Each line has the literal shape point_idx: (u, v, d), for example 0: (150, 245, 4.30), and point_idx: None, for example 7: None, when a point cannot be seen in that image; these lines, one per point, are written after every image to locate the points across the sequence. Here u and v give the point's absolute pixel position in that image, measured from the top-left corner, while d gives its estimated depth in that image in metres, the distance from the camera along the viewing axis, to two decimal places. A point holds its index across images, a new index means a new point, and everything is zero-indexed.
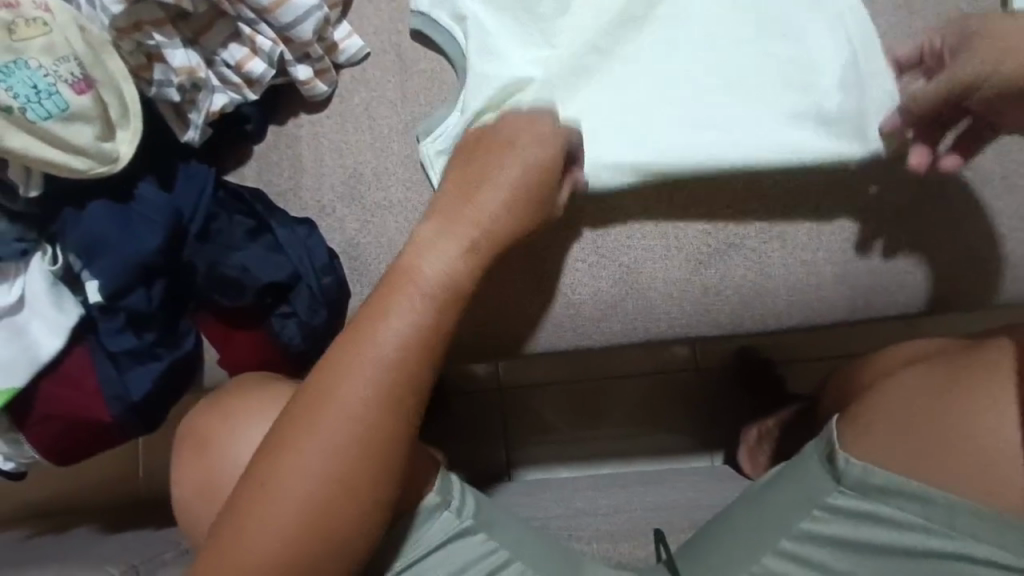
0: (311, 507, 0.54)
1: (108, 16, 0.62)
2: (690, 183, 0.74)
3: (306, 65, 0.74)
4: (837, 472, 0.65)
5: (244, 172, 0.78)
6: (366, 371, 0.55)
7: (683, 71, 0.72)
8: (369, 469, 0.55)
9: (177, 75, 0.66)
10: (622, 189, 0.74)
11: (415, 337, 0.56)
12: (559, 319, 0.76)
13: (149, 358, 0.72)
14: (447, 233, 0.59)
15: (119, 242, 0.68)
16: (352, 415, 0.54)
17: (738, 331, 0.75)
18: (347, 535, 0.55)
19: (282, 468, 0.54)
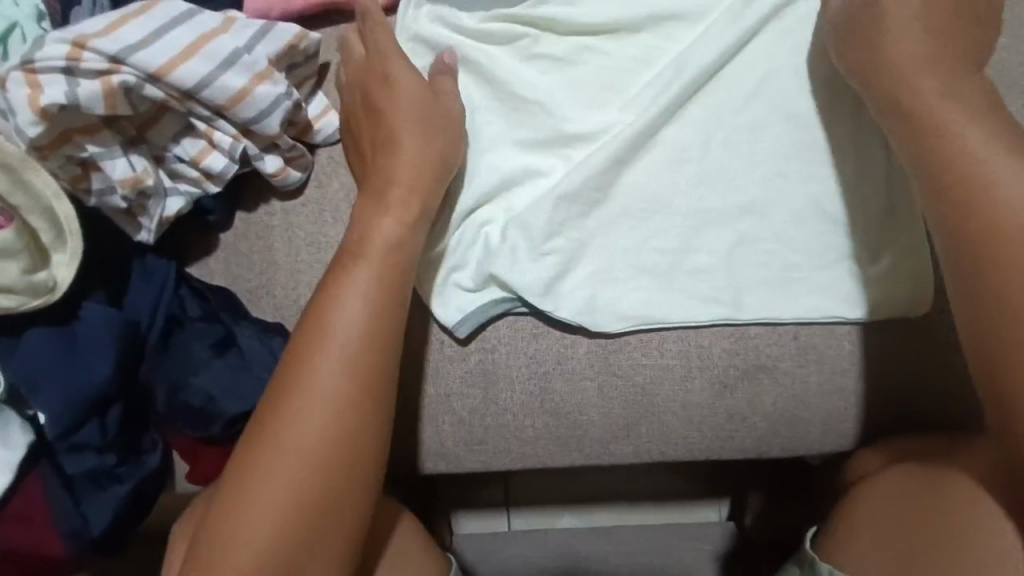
0: (292, 510, 0.50)
1: (25, 138, 0.53)
2: (711, 286, 0.65)
3: (276, 154, 0.63)
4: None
5: (211, 265, 0.68)
6: (333, 349, 0.53)
7: (704, 169, 0.65)
8: (354, 452, 0.52)
9: (120, 187, 0.57)
10: (627, 282, 0.66)
11: (375, 324, 0.55)
12: (565, 440, 0.68)
13: (110, 483, 0.65)
14: (387, 216, 0.58)
15: (67, 372, 0.60)
16: (324, 411, 0.52)
17: (766, 457, 0.67)
18: (341, 528, 0.52)
19: (257, 471, 0.51)
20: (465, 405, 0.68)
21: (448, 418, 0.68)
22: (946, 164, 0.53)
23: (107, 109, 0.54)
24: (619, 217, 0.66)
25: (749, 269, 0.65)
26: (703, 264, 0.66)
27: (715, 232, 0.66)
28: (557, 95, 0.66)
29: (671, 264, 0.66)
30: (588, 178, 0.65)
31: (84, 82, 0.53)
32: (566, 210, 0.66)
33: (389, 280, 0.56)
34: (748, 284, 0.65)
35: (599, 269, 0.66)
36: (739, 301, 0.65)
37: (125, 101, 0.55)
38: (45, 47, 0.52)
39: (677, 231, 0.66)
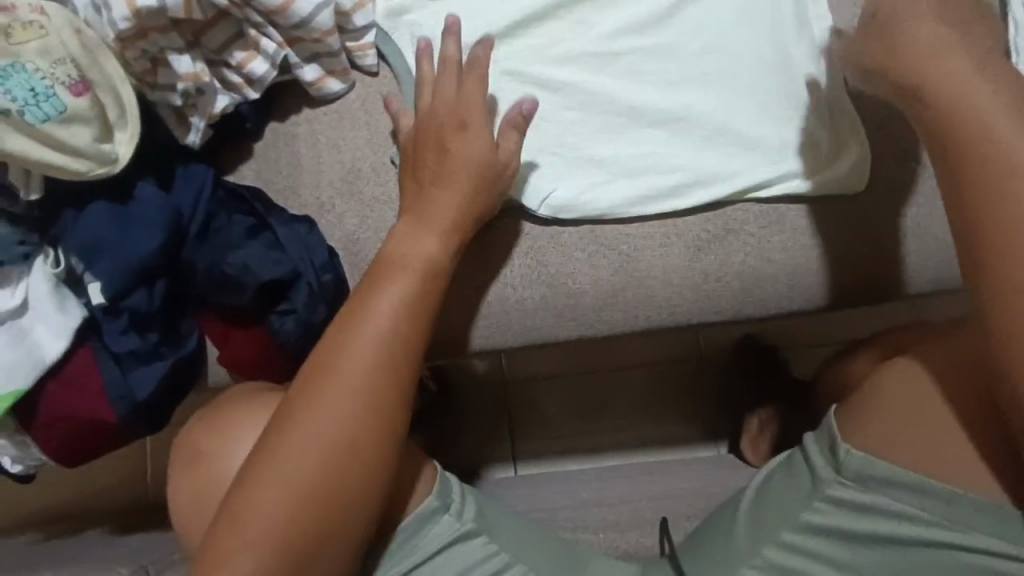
0: (313, 486, 0.59)
1: (114, 29, 0.61)
2: (672, 159, 0.76)
3: (316, 64, 0.74)
4: (836, 463, 0.65)
5: (243, 171, 0.79)
6: (362, 342, 0.61)
7: (664, 68, 0.78)
8: (361, 459, 0.60)
9: (182, 81, 0.67)
10: (596, 155, 0.77)
11: (395, 336, 0.62)
12: (560, 311, 0.76)
13: (154, 358, 0.73)
14: (423, 241, 0.66)
15: (121, 245, 0.68)
16: (348, 400, 0.60)
17: (740, 317, 0.75)
18: (348, 510, 0.60)
19: (282, 450, 0.59)
20: (471, 281, 0.76)
21: (453, 295, 0.76)
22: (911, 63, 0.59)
23: (185, 13, 0.63)
24: (591, 120, 0.77)
25: (703, 146, 0.76)
26: (662, 152, 0.76)
27: (676, 120, 0.77)
28: (536, 22, 0.78)
29: (635, 145, 0.77)
30: (553, 74, 0.78)
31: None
32: (539, 114, 0.77)
33: (415, 297, 0.64)
34: (701, 156, 0.75)
35: (576, 150, 0.77)
36: (697, 178, 0.74)
37: (198, 6, 0.64)
38: None
39: (639, 129, 0.77)
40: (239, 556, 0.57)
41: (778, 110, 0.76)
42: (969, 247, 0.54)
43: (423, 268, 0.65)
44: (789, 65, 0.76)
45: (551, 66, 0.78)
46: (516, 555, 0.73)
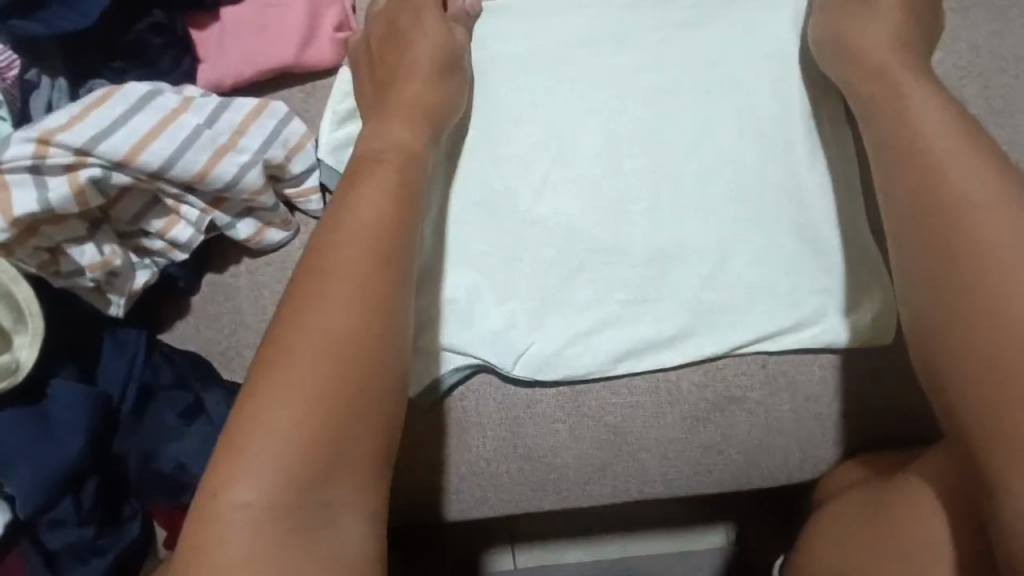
0: (304, 431, 0.44)
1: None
2: (669, 307, 0.66)
3: (249, 218, 0.64)
4: None
5: (181, 329, 0.69)
6: (344, 269, 0.50)
7: (658, 195, 0.67)
8: (350, 383, 0.46)
9: (90, 271, 0.58)
10: (584, 298, 0.66)
11: (381, 239, 0.52)
12: (542, 484, 0.67)
13: (91, 554, 0.65)
14: (397, 129, 0.58)
15: (37, 451, 0.60)
16: (336, 332, 0.47)
17: (747, 488, 0.66)
18: (350, 475, 0.46)
19: (258, 408, 0.44)
20: (439, 456, 0.67)
21: (419, 471, 0.66)
22: (883, 80, 0.58)
23: (80, 206, 0.54)
24: (566, 267, 0.66)
25: (707, 292, 0.66)
26: (647, 303, 0.66)
27: (677, 260, 0.66)
28: (500, 156, 0.67)
29: (625, 292, 0.66)
30: (532, 206, 0.67)
31: (52, 179, 0.53)
32: (506, 261, 0.66)
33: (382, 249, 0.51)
34: (704, 301, 0.65)
35: (559, 297, 0.66)
36: (693, 327, 0.65)
37: (95, 193, 0.55)
38: (11, 147, 0.52)
39: (621, 276, 0.66)
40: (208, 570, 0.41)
41: (783, 249, 0.65)
42: (927, 260, 0.50)
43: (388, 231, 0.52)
44: (791, 193, 0.66)
45: (517, 203, 0.67)
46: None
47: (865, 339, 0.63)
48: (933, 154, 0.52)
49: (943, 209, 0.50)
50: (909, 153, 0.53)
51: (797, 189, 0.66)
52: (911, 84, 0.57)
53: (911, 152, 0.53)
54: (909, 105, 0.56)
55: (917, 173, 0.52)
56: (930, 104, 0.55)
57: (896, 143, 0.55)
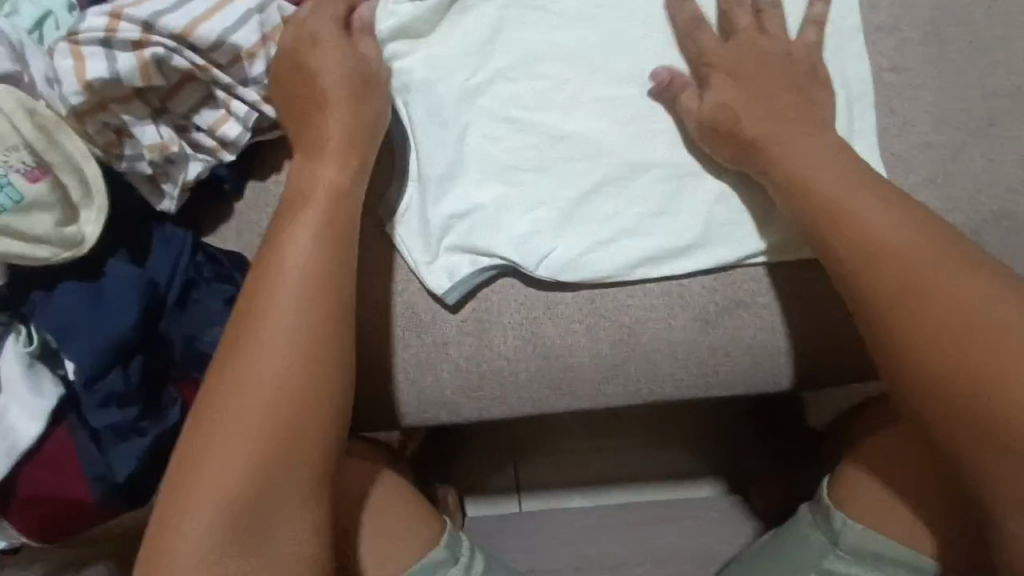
0: (256, 454, 0.54)
1: (66, 105, 0.59)
2: (689, 220, 0.69)
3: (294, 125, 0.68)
4: (834, 534, 0.68)
5: (224, 231, 0.74)
6: (290, 286, 0.58)
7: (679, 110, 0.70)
8: (300, 391, 0.56)
9: (149, 152, 0.63)
10: (608, 208, 0.70)
11: (323, 278, 0.59)
12: (558, 383, 0.71)
13: (135, 434, 0.69)
14: (337, 162, 0.62)
15: (92, 322, 0.65)
16: (282, 350, 0.57)
17: (750, 392, 0.70)
18: (301, 462, 0.56)
19: (218, 424, 0.55)
20: (462, 352, 0.71)
21: (445, 366, 0.72)
22: (762, 156, 0.63)
23: (144, 80, 0.60)
24: (591, 179, 0.70)
25: (725, 205, 0.69)
26: (667, 215, 0.69)
27: (698, 176, 0.70)
28: (531, 75, 0.71)
29: (647, 203, 0.70)
30: (560, 123, 0.71)
31: (121, 54, 0.59)
32: (534, 172, 0.71)
33: (320, 294, 0.58)
34: (720, 214, 0.69)
35: (584, 207, 0.70)
36: (709, 238, 0.68)
37: (157, 72, 0.60)
38: (88, 19, 0.59)
39: (645, 188, 0.70)
40: (182, 549, 0.52)
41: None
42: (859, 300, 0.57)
43: (316, 271, 0.59)
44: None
45: (547, 120, 0.71)
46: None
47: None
48: (833, 195, 0.59)
49: (844, 234, 0.57)
50: (814, 204, 0.59)
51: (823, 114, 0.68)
52: (795, 148, 0.62)
53: (824, 192, 0.59)
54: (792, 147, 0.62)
55: (806, 200, 0.60)
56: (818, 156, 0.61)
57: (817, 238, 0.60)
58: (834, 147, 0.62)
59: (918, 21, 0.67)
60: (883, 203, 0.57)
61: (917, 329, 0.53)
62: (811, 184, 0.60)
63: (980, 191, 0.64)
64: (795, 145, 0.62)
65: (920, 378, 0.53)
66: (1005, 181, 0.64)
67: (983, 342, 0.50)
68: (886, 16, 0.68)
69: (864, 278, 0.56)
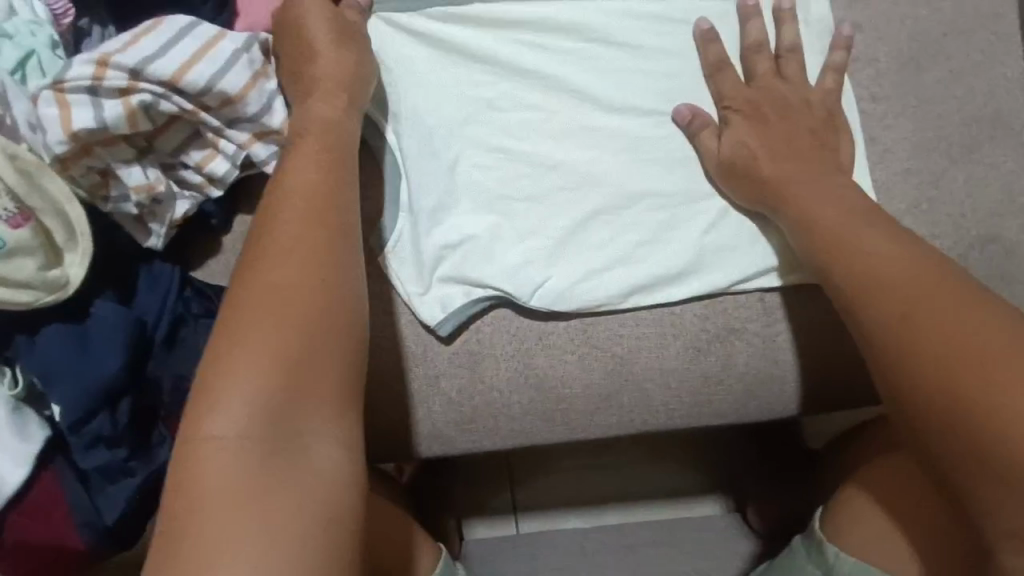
0: (276, 380, 0.49)
1: (50, 154, 0.58)
2: (681, 247, 0.69)
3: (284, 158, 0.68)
4: (827, 565, 0.67)
5: (212, 267, 0.73)
6: (287, 218, 0.57)
7: (666, 139, 0.70)
8: (310, 309, 0.52)
9: (135, 193, 0.62)
10: (599, 237, 0.70)
11: (320, 206, 0.58)
12: (551, 414, 0.71)
13: (123, 476, 0.68)
14: (331, 111, 0.63)
15: (77, 366, 0.64)
16: (286, 270, 0.54)
17: (744, 419, 0.70)
18: (324, 383, 0.51)
19: (227, 364, 0.49)
20: (454, 385, 0.71)
21: (437, 400, 0.71)
22: (761, 184, 0.65)
23: (131, 127, 0.59)
24: (582, 208, 0.70)
25: (717, 231, 0.69)
26: (659, 243, 0.69)
27: (689, 203, 0.69)
28: (520, 105, 0.71)
29: (638, 231, 0.70)
30: (548, 152, 0.71)
31: (107, 102, 0.58)
32: (525, 203, 0.70)
33: (322, 249, 0.56)
34: (712, 241, 0.69)
35: (575, 236, 0.70)
36: (700, 265, 0.68)
37: (144, 117, 0.59)
38: (72, 68, 0.57)
39: (638, 217, 0.70)
40: (210, 507, 0.44)
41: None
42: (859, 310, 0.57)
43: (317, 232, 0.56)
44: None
45: (538, 150, 0.71)
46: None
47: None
48: (825, 215, 0.61)
49: (847, 261, 0.58)
50: (812, 225, 0.61)
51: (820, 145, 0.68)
52: (786, 169, 0.64)
53: (822, 212, 0.61)
54: (785, 171, 0.64)
55: (811, 234, 0.61)
56: (808, 176, 0.63)
57: (815, 251, 0.61)
58: (843, 184, 0.62)
59: (897, 49, 0.68)
60: (881, 232, 0.58)
61: (915, 343, 0.52)
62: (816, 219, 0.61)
63: (964, 217, 0.65)
64: (804, 184, 0.63)
65: (929, 382, 0.51)
66: (988, 206, 0.65)
67: (971, 356, 0.49)
68: (867, 45, 0.68)
69: (873, 303, 0.55)
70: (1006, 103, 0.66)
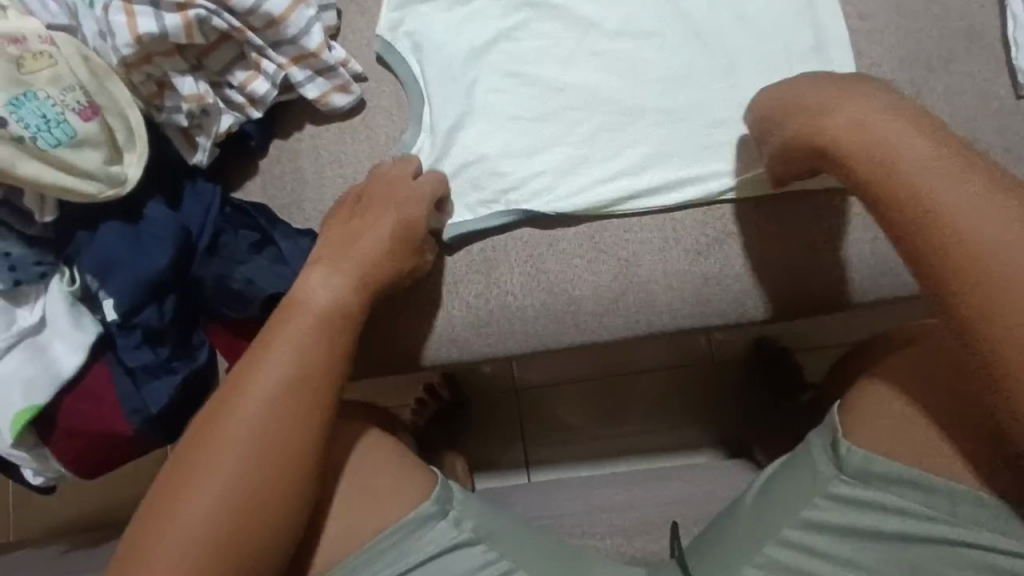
0: (249, 466, 0.59)
1: (119, 57, 0.65)
2: (682, 167, 0.75)
3: (320, 82, 0.76)
4: (839, 461, 0.65)
5: (250, 187, 0.80)
6: (303, 329, 0.63)
7: (666, 60, 0.76)
8: (291, 415, 0.61)
9: (186, 102, 0.69)
10: (607, 146, 0.76)
11: (333, 336, 0.64)
12: (561, 316, 0.76)
13: (165, 371, 0.73)
14: (386, 220, 0.70)
15: (131, 260, 0.70)
16: (282, 371, 0.62)
17: (744, 320, 0.75)
18: (284, 467, 0.60)
19: (215, 438, 0.60)
20: (471, 290, 0.77)
21: (456, 304, 0.77)
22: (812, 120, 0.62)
23: (188, 38, 0.66)
24: (591, 127, 0.76)
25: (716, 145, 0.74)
26: (660, 157, 0.75)
27: (688, 119, 0.75)
28: (534, 34, 0.78)
29: (640, 144, 0.76)
30: (559, 75, 0.77)
31: (167, 13, 0.65)
32: (537, 121, 0.77)
33: (332, 322, 0.65)
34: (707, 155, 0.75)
35: (583, 151, 0.76)
36: (698, 175, 0.74)
37: (199, 31, 0.67)
38: None
39: (641, 138, 0.76)
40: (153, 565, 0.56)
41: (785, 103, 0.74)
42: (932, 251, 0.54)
43: (352, 290, 0.66)
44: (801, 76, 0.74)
45: (549, 74, 0.77)
46: (515, 564, 0.71)
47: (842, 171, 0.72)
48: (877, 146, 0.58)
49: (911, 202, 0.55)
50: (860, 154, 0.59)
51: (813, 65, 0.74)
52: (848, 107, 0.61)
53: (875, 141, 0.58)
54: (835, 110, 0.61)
55: (836, 146, 0.60)
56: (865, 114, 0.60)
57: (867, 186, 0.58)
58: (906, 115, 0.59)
59: None
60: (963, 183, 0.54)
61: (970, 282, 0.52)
62: (841, 134, 0.61)
63: (943, 120, 0.70)
64: (855, 117, 0.60)
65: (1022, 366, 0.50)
66: (965, 111, 0.70)
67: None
68: None
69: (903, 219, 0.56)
70: (979, 19, 0.72)
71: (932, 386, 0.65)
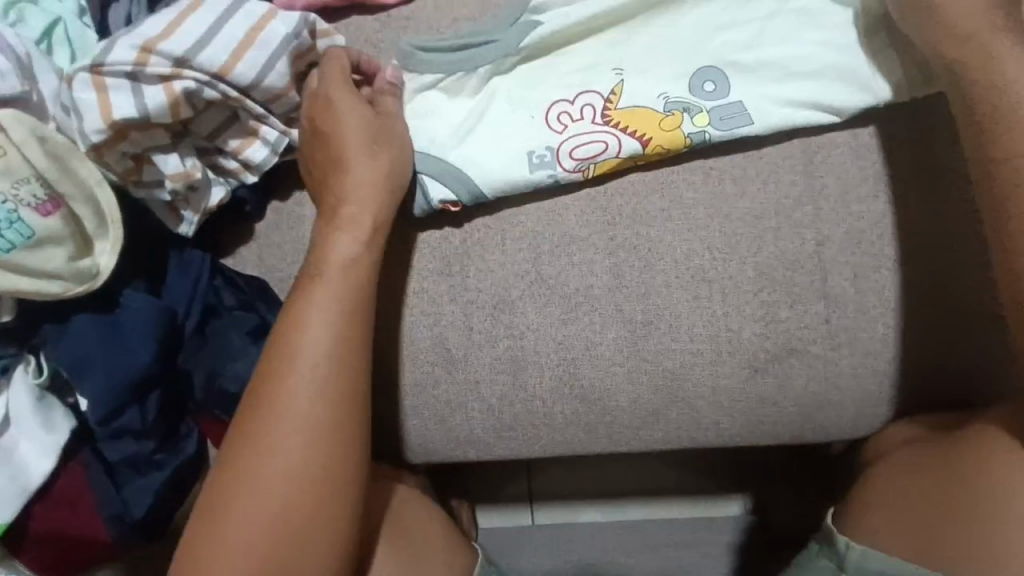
0: (309, 418, 0.55)
1: (88, 141, 0.55)
2: (747, 276, 0.64)
3: None
4: (838, 558, 0.63)
5: (244, 257, 0.68)
6: (334, 266, 0.58)
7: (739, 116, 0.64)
8: (338, 360, 0.56)
9: (170, 181, 0.59)
10: (664, 233, 0.65)
11: (366, 265, 0.59)
12: (593, 426, 0.68)
13: (149, 469, 0.65)
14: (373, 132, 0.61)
15: (107, 357, 0.61)
16: (321, 313, 0.57)
17: (797, 440, 0.67)
18: (341, 416, 0.56)
19: (268, 398, 0.55)
20: (494, 391, 0.68)
21: (476, 404, 0.68)
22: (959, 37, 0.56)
23: (174, 117, 0.56)
24: (586, 95, 0.66)
25: (786, 244, 0.64)
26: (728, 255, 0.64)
27: (758, 210, 0.64)
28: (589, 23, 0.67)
29: (700, 234, 0.65)
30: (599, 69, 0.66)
31: (149, 88, 0.55)
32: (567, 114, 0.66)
33: (366, 255, 0.59)
34: (777, 258, 0.64)
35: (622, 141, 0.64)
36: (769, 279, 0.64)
37: (187, 105, 0.56)
38: (113, 50, 0.54)
39: (649, 86, 0.65)
40: (240, 529, 0.53)
41: (826, 93, 0.63)
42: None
43: (378, 251, 0.60)
44: (851, 79, 0.63)
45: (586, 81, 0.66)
46: None
47: (926, 287, 0.63)
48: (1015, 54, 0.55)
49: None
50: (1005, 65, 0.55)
51: (907, 163, 0.64)
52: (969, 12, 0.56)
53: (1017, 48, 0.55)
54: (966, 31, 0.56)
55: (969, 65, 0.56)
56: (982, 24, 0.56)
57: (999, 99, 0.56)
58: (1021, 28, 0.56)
59: None
60: None
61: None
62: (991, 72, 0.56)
63: None
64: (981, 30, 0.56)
65: None
66: None
67: None
68: None
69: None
70: None
71: (942, 477, 0.60)
